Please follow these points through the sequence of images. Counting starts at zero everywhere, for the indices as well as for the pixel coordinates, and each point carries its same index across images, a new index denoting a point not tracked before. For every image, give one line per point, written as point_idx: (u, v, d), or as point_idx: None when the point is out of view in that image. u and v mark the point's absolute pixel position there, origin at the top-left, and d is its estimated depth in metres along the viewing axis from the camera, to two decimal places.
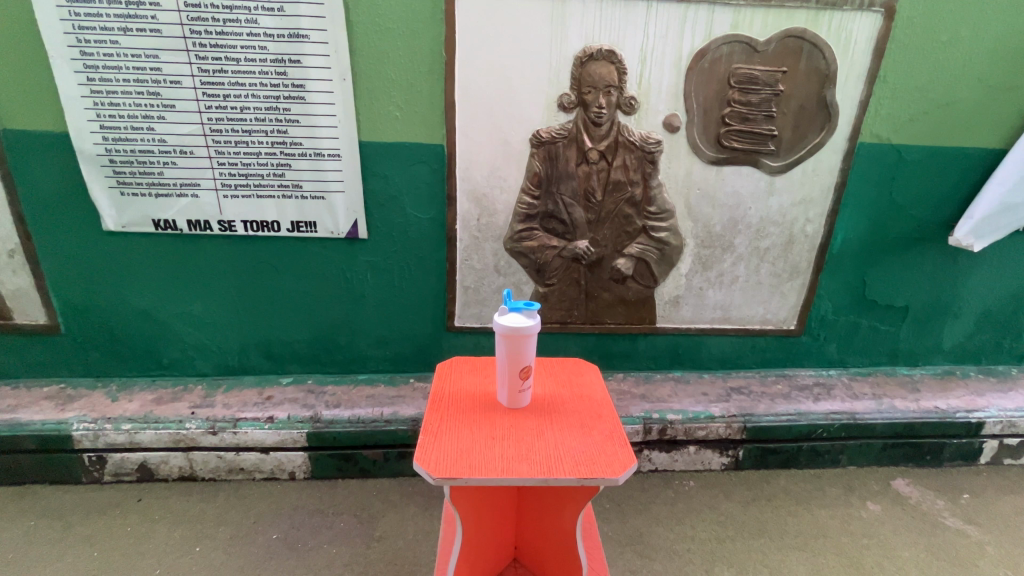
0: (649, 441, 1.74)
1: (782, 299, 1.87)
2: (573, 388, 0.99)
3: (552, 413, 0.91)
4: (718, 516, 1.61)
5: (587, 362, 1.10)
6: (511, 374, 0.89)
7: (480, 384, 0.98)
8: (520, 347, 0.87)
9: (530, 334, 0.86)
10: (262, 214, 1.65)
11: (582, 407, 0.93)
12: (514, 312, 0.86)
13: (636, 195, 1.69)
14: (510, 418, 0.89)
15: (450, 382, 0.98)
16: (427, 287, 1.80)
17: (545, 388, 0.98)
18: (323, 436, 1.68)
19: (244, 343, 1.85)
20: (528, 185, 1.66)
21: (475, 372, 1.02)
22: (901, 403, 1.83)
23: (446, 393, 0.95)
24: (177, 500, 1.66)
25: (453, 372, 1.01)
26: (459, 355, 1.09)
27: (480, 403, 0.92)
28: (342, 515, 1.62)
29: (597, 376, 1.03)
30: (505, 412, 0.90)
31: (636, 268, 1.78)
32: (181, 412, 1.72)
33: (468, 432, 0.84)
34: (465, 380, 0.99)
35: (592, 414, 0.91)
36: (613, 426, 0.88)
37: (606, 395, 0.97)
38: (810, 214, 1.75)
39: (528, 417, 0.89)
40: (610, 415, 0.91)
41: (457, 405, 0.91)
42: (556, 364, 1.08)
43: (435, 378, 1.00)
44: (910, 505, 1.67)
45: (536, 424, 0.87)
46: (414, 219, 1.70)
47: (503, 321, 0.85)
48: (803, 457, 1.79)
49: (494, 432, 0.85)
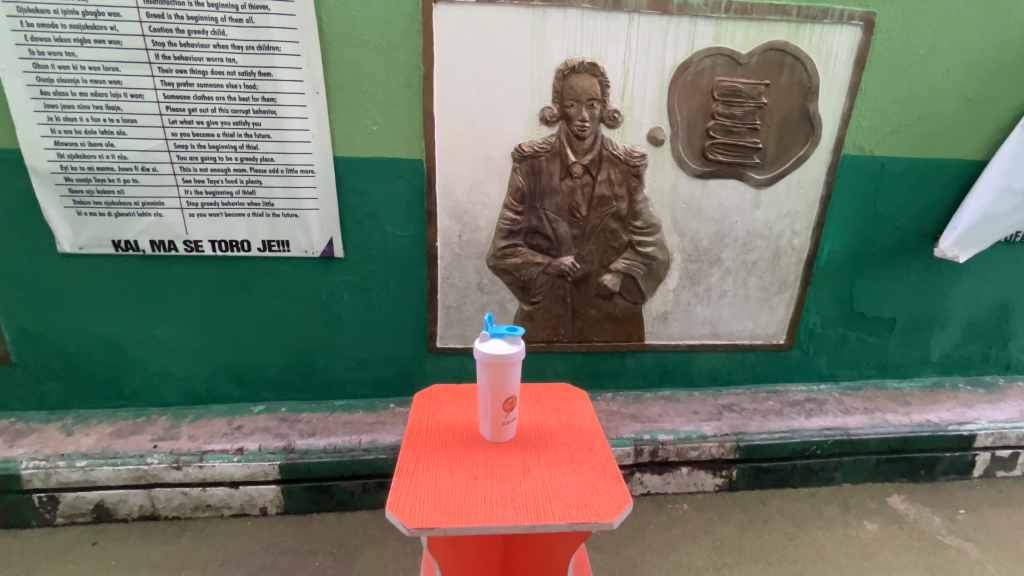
0: (641, 464, 1.67)
1: (770, 313, 1.84)
2: (561, 417, 0.92)
3: (539, 447, 0.84)
4: (714, 541, 1.55)
5: (575, 387, 1.03)
6: (494, 406, 0.81)
7: (461, 415, 0.91)
8: (504, 377, 0.79)
9: (516, 363, 0.79)
10: (231, 234, 1.56)
11: (571, 438, 0.86)
12: (498, 339, 0.79)
13: (621, 210, 1.65)
14: (493, 454, 0.81)
15: (428, 414, 0.91)
16: (408, 307, 1.72)
17: (531, 418, 0.92)
18: (297, 467, 1.58)
19: (213, 369, 1.75)
20: (511, 200, 1.61)
21: (455, 403, 0.94)
22: (893, 417, 1.80)
23: (422, 426, 0.87)
24: (136, 543, 1.53)
25: (430, 401, 0.94)
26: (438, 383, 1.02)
27: (461, 438, 0.85)
28: (317, 554, 1.51)
29: (587, 404, 0.96)
30: (487, 447, 0.83)
31: (623, 284, 1.73)
32: (142, 445, 1.60)
33: (447, 472, 0.77)
34: (445, 411, 0.92)
35: (582, 446, 0.84)
36: (605, 460, 0.81)
37: (596, 426, 0.91)
38: (796, 227, 1.73)
39: (513, 452, 0.82)
40: (602, 447, 0.85)
41: (435, 439, 0.84)
42: (543, 391, 1.01)
43: (412, 410, 0.93)
44: (908, 523, 1.63)
45: (522, 459, 0.81)
46: (393, 236, 1.63)
47: (485, 348, 0.78)
48: (798, 475, 1.75)
49: (476, 469, 0.78)
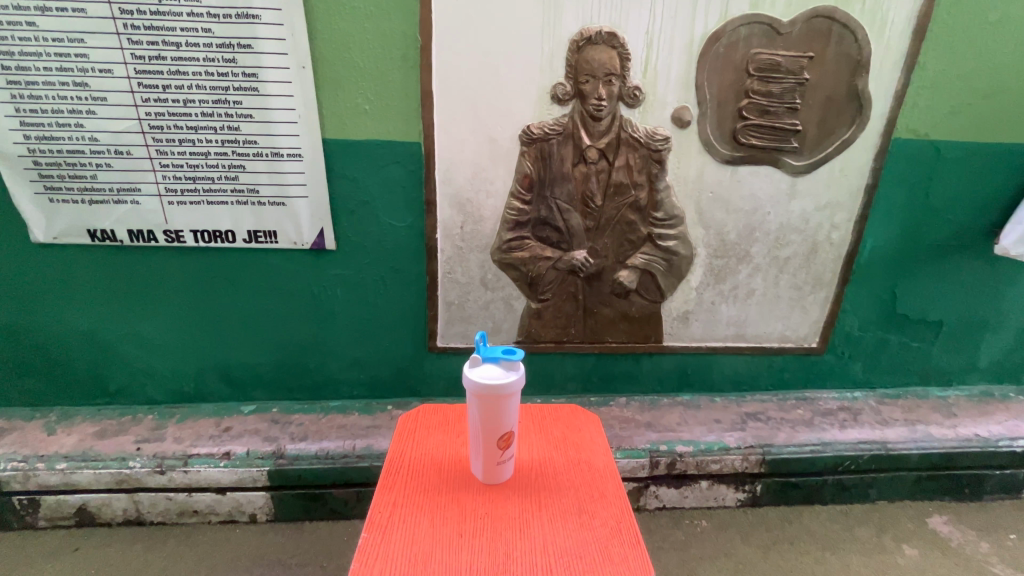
0: (656, 477, 1.54)
1: (802, 314, 1.67)
2: (567, 451, 0.81)
3: (540, 494, 0.73)
4: (736, 564, 1.42)
5: (587, 412, 0.92)
6: (487, 444, 0.71)
7: (449, 450, 0.81)
8: (499, 411, 0.69)
9: (513, 395, 0.69)
10: (214, 223, 1.44)
11: (578, 481, 0.75)
12: (493, 366, 0.69)
13: (640, 200, 1.49)
14: (485, 503, 0.71)
15: (413, 446, 0.82)
16: (406, 304, 1.59)
17: (532, 453, 0.81)
18: (287, 474, 1.48)
19: (201, 367, 1.64)
20: (518, 188, 1.46)
21: (444, 432, 0.85)
22: (937, 431, 1.63)
23: (403, 463, 0.78)
24: (119, 550, 1.45)
25: (414, 431, 0.85)
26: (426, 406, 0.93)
27: (446, 480, 0.75)
28: (306, 567, 1.41)
29: (599, 433, 0.85)
30: (478, 494, 0.73)
31: (641, 281, 1.58)
32: (125, 448, 1.51)
33: (428, 526, 0.67)
34: (432, 443, 0.82)
35: (593, 493, 0.73)
36: (620, 514, 0.70)
37: (609, 465, 0.79)
38: (836, 219, 1.55)
39: (508, 500, 0.72)
40: (615, 494, 0.73)
41: (416, 482, 0.74)
42: (547, 417, 0.90)
43: (396, 439, 0.84)
44: (951, 549, 1.48)
45: (519, 511, 0.70)
46: (389, 227, 1.50)
47: (477, 378, 0.67)
48: (828, 491, 1.60)
49: (462, 523, 0.68)
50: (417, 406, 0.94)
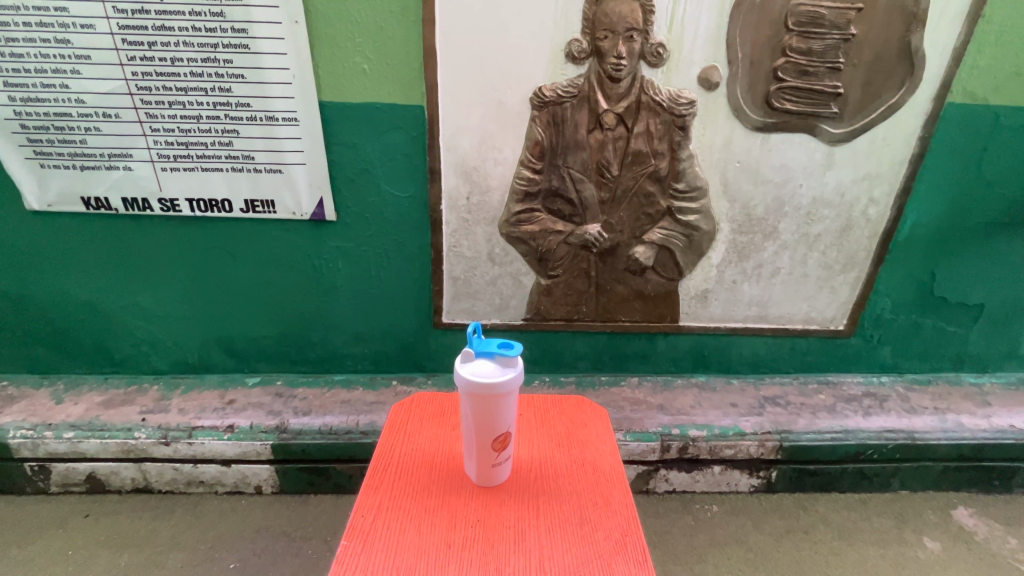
0: (667, 460, 1.50)
1: (830, 295, 1.57)
2: (573, 453, 0.80)
3: (539, 500, 0.72)
4: (747, 552, 1.37)
5: (598, 408, 0.91)
6: (481, 445, 0.69)
7: (445, 447, 0.81)
8: (494, 411, 0.66)
9: (509, 394, 0.66)
10: (209, 192, 1.38)
11: (582, 486, 0.74)
12: (487, 362, 0.66)
13: (660, 170, 1.38)
14: (479, 507, 0.71)
15: (404, 441, 0.82)
16: (410, 278, 1.53)
17: (534, 453, 0.80)
18: (290, 448, 1.47)
19: (204, 339, 1.62)
20: (528, 156, 1.36)
21: (438, 427, 0.85)
22: (969, 421, 1.54)
23: (395, 459, 0.78)
24: (128, 517, 1.47)
25: (410, 426, 0.86)
26: (424, 397, 0.93)
27: (439, 480, 0.75)
28: (311, 540, 1.41)
29: (607, 433, 0.84)
30: (471, 496, 0.72)
31: (658, 258, 1.48)
32: (130, 418, 1.51)
33: (414, 534, 0.67)
34: (424, 438, 0.82)
35: (597, 501, 0.72)
36: (626, 526, 0.68)
37: (617, 469, 0.77)
38: (875, 193, 1.43)
39: (504, 505, 0.71)
40: (621, 503, 0.71)
41: (407, 481, 0.74)
42: (553, 414, 0.89)
43: (387, 432, 0.84)
44: (977, 543, 1.41)
45: (516, 517, 0.69)
46: (392, 197, 1.42)
47: (471, 377, 0.64)
48: (847, 479, 1.54)
49: (453, 528, 0.68)
50: (414, 394, 0.94)
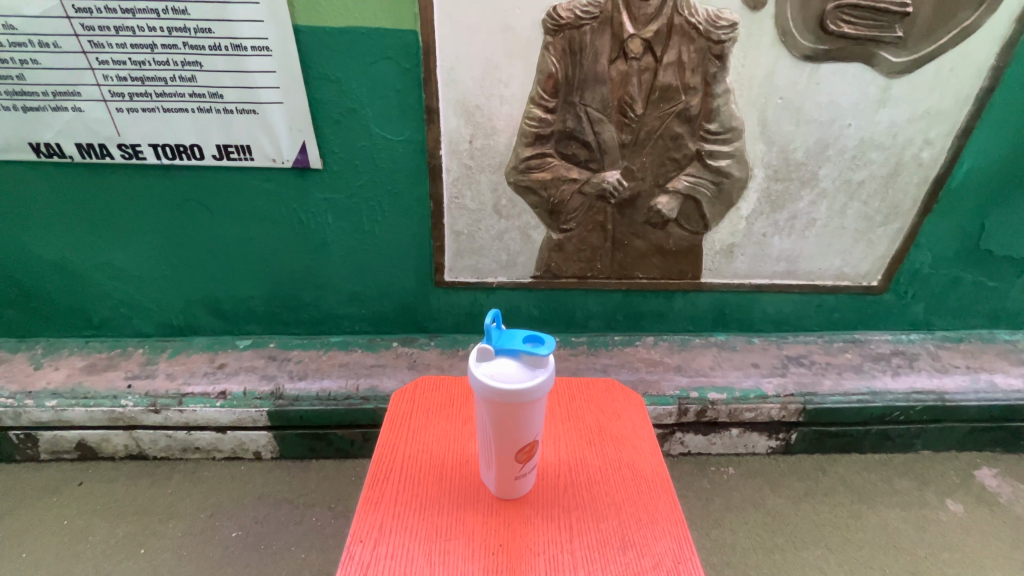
0: (683, 423, 1.43)
1: (867, 248, 1.44)
2: (611, 458, 0.76)
3: (575, 518, 0.67)
4: (765, 516, 1.33)
5: (630, 396, 0.88)
6: (504, 456, 0.64)
7: (456, 449, 0.77)
8: (520, 419, 0.59)
9: (538, 400, 0.58)
10: (175, 136, 1.21)
11: (622, 499, 0.69)
12: (513, 362, 0.58)
13: (691, 108, 1.20)
14: (501, 529, 0.66)
15: (409, 441, 0.79)
16: (408, 234, 1.38)
17: (562, 456, 0.76)
18: (288, 415, 1.39)
19: (187, 300, 1.50)
20: (540, 91, 1.18)
21: (445, 424, 0.82)
22: (1002, 381, 1.46)
23: (398, 467, 0.74)
24: (123, 485, 1.41)
25: (415, 424, 0.82)
26: (428, 389, 0.90)
27: (451, 490, 0.71)
28: (314, 507, 1.36)
29: (648, 432, 0.81)
30: (492, 512, 0.68)
31: (682, 209, 1.34)
32: (116, 385, 1.42)
33: (423, 560, 0.62)
34: (430, 437, 0.79)
35: (642, 518, 0.67)
36: (678, 551, 0.63)
37: (661, 475, 0.73)
38: (931, 134, 1.26)
39: (530, 523, 0.66)
40: (669, 519, 0.67)
41: (412, 491, 0.70)
42: (584, 408, 0.86)
43: (389, 429, 0.81)
44: (1000, 505, 1.37)
45: (548, 540, 0.64)
46: (384, 141, 1.25)
47: (491, 381, 0.57)
48: (870, 440, 1.48)
49: (473, 556, 0.63)
50: (414, 381, 0.92)
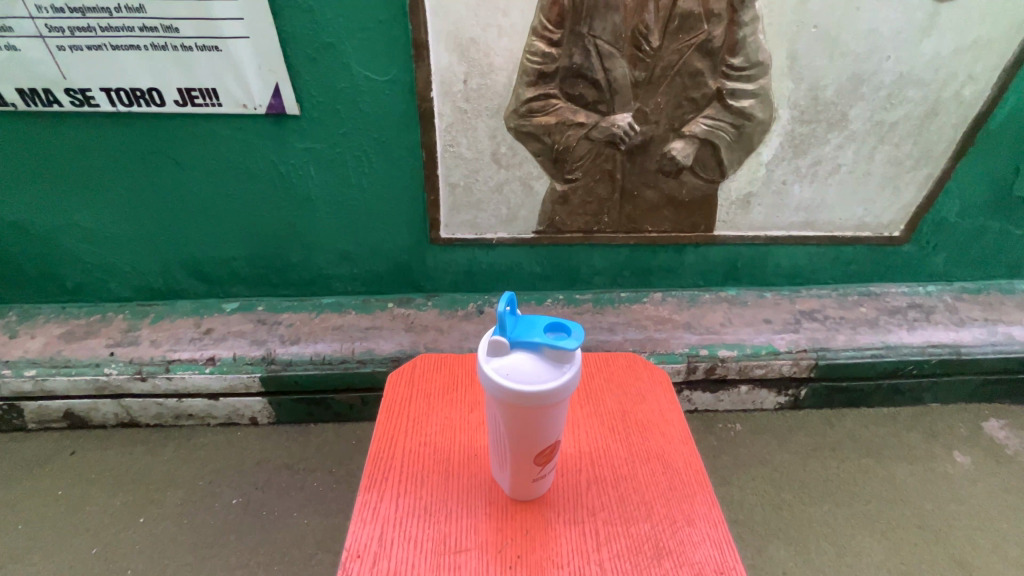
0: (691, 381, 1.39)
1: (892, 196, 1.34)
2: (639, 451, 0.75)
3: (604, 523, 0.65)
4: (772, 473, 1.32)
5: (655, 375, 0.87)
6: (522, 460, 0.61)
7: (463, 444, 0.75)
8: (536, 424, 0.56)
9: (556, 404, 0.54)
10: (129, 79, 1.07)
11: (655, 499, 0.68)
12: (532, 360, 0.53)
13: (713, 39, 1.06)
14: (518, 537, 0.64)
15: (410, 436, 0.76)
16: (399, 187, 1.27)
17: (586, 449, 0.75)
18: (281, 380, 1.34)
19: (166, 263, 1.40)
20: (545, 21, 1.04)
21: (449, 415, 0.79)
22: (1020, 333, 1.41)
23: (399, 464, 0.72)
24: (117, 454, 1.37)
25: (415, 414, 0.80)
26: (428, 373, 0.87)
27: (460, 492, 0.68)
28: (315, 472, 1.33)
29: (679, 419, 0.80)
30: (508, 517, 0.66)
31: (698, 155, 1.22)
32: (97, 352, 1.35)
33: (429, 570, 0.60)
34: (434, 431, 0.77)
35: (677, 521, 0.66)
36: (720, 560, 0.61)
37: (695, 469, 0.72)
38: (977, 67, 1.13)
39: (551, 529, 0.64)
40: (707, 521, 0.65)
41: (415, 492, 0.68)
42: (609, 392, 0.84)
43: (387, 422, 0.78)
44: (1006, 456, 1.36)
45: (574, 549, 0.63)
46: (368, 83, 1.11)
47: (507, 382, 0.53)
48: (880, 394, 1.45)
49: (489, 568, 0.61)
50: (411, 364, 0.88)
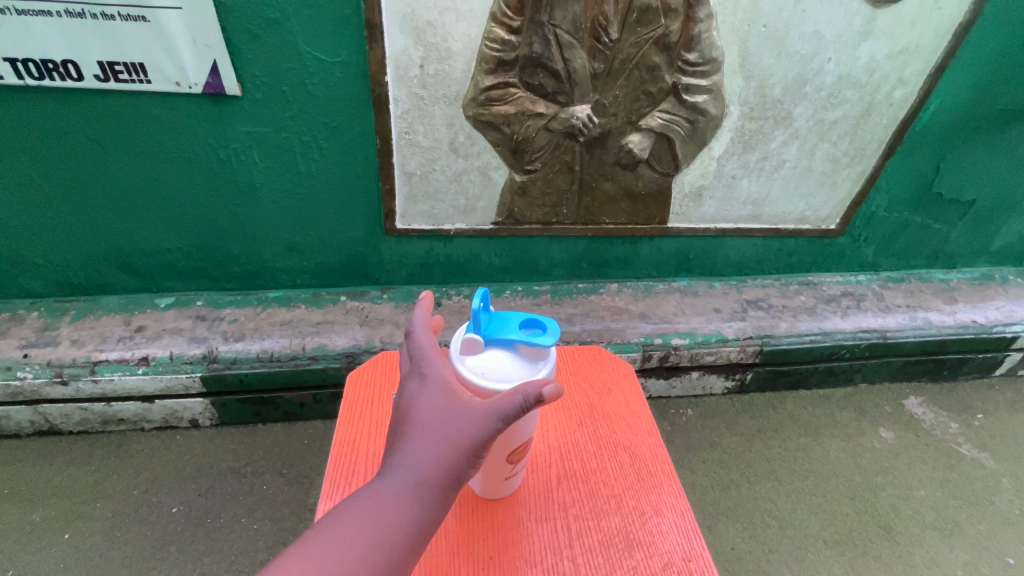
0: (646, 369, 1.42)
1: (830, 191, 1.42)
2: (608, 443, 0.76)
3: (574, 518, 0.66)
4: (721, 455, 1.38)
5: (619, 366, 0.89)
6: (495, 461, 0.61)
7: None
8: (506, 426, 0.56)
9: None
10: (39, 49, 0.96)
11: (623, 491, 0.69)
12: (506, 355, 0.53)
13: (670, 34, 1.08)
14: (489, 537, 0.64)
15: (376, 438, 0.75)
16: (352, 175, 1.21)
17: (554, 444, 0.75)
18: (225, 380, 1.25)
19: (88, 255, 1.28)
20: (504, 7, 1.02)
21: None
22: (937, 318, 1.54)
23: (364, 469, 0.71)
24: (35, 465, 1.24)
25: (378, 415, 0.79)
26: (390, 371, 0.86)
27: None
28: (264, 475, 1.26)
29: (643, 408, 0.82)
30: (478, 518, 0.66)
31: (654, 148, 1.24)
32: (8, 355, 1.22)
33: None
34: None
35: (645, 511, 0.67)
36: (688, 547, 0.63)
37: (661, 460, 0.74)
38: (906, 72, 1.22)
39: (522, 527, 0.65)
40: (674, 509, 0.67)
41: None
42: (575, 384, 0.85)
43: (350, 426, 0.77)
44: (924, 430, 1.50)
45: (547, 547, 0.63)
46: (317, 64, 1.05)
47: (480, 380, 0.52)
48: (816, 376, 1.55)
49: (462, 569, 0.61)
50: (375, 363, 0.88)
